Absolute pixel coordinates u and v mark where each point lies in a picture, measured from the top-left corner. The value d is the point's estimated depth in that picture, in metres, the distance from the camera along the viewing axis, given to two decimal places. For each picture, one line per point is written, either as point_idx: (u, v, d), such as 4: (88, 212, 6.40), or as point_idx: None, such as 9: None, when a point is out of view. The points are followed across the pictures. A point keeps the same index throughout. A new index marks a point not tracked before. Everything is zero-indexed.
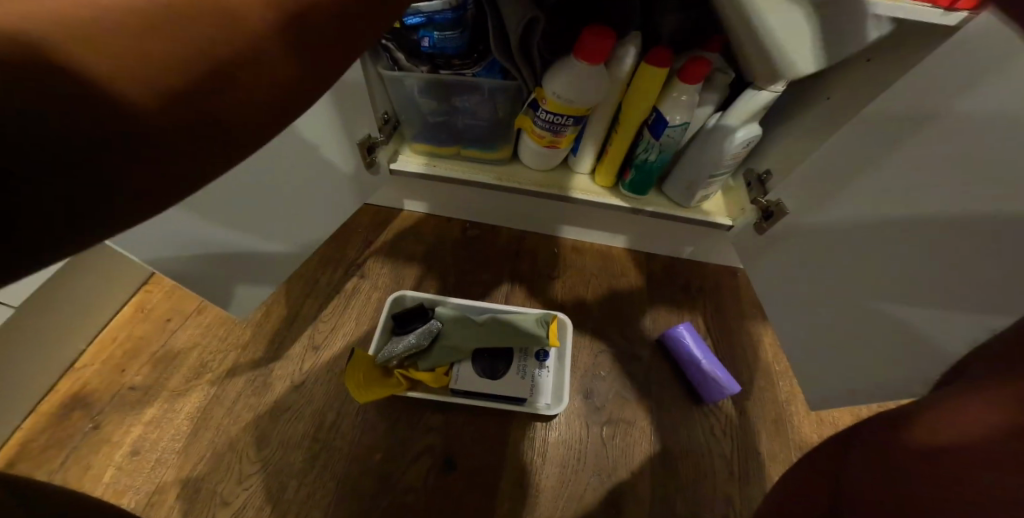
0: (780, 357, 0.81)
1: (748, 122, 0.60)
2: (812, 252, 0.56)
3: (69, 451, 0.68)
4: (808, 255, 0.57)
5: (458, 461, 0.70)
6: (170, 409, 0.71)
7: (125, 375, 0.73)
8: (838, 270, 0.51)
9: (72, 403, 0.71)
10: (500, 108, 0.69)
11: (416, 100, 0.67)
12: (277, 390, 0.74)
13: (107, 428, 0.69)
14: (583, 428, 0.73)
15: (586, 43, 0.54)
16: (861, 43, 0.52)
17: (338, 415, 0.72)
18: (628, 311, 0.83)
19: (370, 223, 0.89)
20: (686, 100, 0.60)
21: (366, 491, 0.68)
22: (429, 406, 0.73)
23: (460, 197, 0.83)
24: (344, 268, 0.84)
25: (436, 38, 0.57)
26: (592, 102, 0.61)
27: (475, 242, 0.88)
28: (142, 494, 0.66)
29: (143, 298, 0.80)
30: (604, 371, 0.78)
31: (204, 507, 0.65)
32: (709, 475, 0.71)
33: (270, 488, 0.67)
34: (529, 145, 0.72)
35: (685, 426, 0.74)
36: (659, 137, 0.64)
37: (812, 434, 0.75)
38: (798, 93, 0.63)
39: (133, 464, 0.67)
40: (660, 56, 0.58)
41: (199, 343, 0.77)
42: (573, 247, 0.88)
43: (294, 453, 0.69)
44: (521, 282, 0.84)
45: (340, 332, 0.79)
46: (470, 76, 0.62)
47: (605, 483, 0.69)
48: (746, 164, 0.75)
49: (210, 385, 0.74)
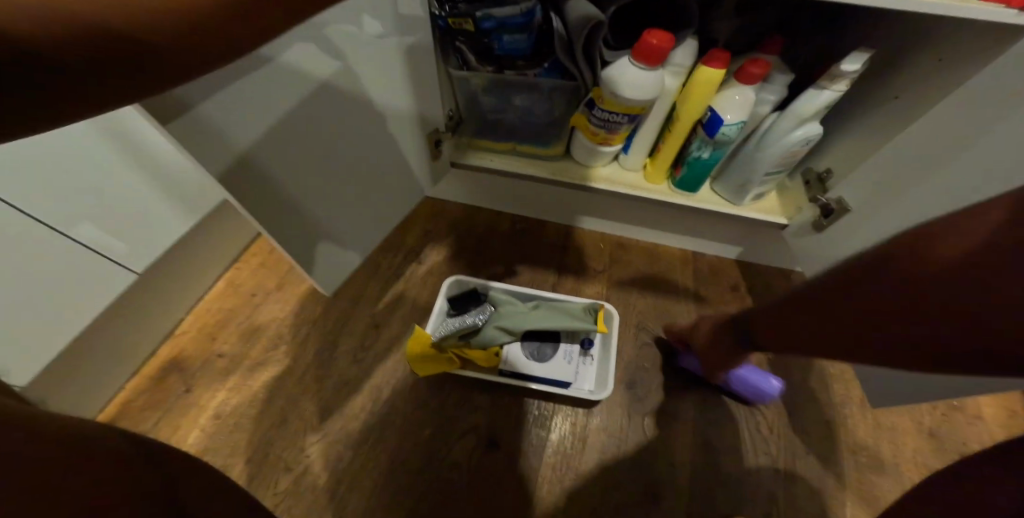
0: (835, 360, 0.80)
1: (807, 121, 0.61)
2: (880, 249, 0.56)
3: (165, 409, 0.77)
4: None
5: (504, 441, 0.74)
6: (249, 378, 0.80)
7: (214, 343, 0.83)
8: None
9: (169, 367, 0.80)
10: (556, 106, 0.73)
11: (479, 98, 0.73)
12: (341, 366, 0.81)
13: (197, 391, 0.78)
14: (624, 417, 0.75)
15: (646, 46, 0.56)
16: (931, 40, 0.52)
17: (396, 390, 0.78)
18: (673, 306, 0.84)
19: (429, 214, 0.95)
20: (741, 99, 0.62)
21: (415, 462, 0.73)
22: (477, 387, 0.78)
23: (514, 191, 0.88)
24: (404, 254, 0.91)
25: (504, 40, 0.62)
26: (650, 102, 0.63)
27: (525, 234, 0.92)
28: (221, 454, 0.74)
29: (233, 275, 0.89)
30: (648, 363, 0.79)
31: (272, 469, 0.72)
32: (750, 472, 0.72)
33: (329, 456, 0.73)
34: (582, 142, 0.75)
35: (729, 422, 0.75)
36: (714, 135, 0.65)
37: (865, 439, 0.74)
38: (865, 92, 0.63)
39: (216, 425, 0.76)
40: (718, 57, 0.60)
41: (278, 318, 0.85)
42: (620, 242, 0.91)
43: (354, 424, 0.76)
44: (567, 274, 0.87)
45: (399, 313, 0.85)
46: (531, 77, 0.66)
47: (643, 472, 0.72)
48: (803, 163, 0.75)
49: (285, 356, 0.81)
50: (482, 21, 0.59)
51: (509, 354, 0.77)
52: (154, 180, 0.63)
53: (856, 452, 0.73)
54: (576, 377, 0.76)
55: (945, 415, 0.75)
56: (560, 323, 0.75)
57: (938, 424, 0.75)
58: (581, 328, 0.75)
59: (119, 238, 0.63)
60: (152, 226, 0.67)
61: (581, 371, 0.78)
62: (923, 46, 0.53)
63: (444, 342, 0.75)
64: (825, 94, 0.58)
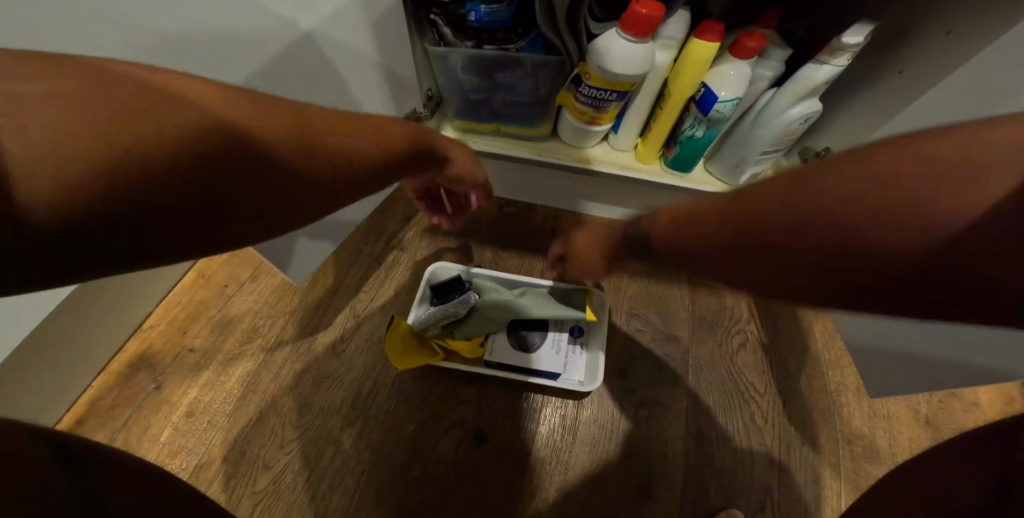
0: (831, 347, 0.78)
1: (807, 97, 0.59)
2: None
3: (133, 408, 0.73)
4: None
5: (490, 435, 0.71)
6: (223, 373, 0.76)
7: (185, 338, 0.78)
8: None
9: (137, 364, 0.76)
10: (542, 85, 0.68)
11: (461, 77, 0.69)
12: (319, 359, 0.77)
13: (167, 388, 0.74)
14: (615, 408, 0.72)
15: (633, 16, 0.54)
16: (941, 10, 0.50)
17: (376, 385, 0.75)
18: (665, 293, 0.82)
19: (411, 200, 0.91)
20: (736, 75, 0.59)
21: (397, 459, 0.70)
22: (463, 380, 0.75)
23: (500, 174, 0.84)
24: (384, 242, 0.87)
25: (483, 12, 0.58)
26: (639, 77, 0.60)
27: (511, 220, 0.89)
28: (193, 454, 0.70)
29: (204, 266, 0.85)
30: (640, 353, 0.77)
31: (247, 469, 0.69)
32: (746, 464, 0.69)
33: (307, 454, 0.70)
34: (569, 121, 0.72)
35: (724, 413, 0.73)
36: (707, 113, 0.62)
37: (862, 427, 0.72)
38: (870, 65, 0.60)
39: (188, 425, 0.72)
40: (712, 29, 0.57)
41: (252, 310, 0.81)
42: (610, 226, 0.88)
43: (333, 421, 0.72)
44: (556, 260, 0.84)
45: (379, 303, 0.81)
46: (513, 51, 0.63)
47: (636, 467, 0.69)
48: (802, 142, 0.73)
49: (260, 351, 0.77)
50: None
51: (495, 344, 0.74)
52: None
53: (852, 441, 0.71)
54: (566, 368, 0.73)
55: (942, 401, 0.74)
56: (547, 311, 0.73)
57: (935, 410, 0.73)
58: (570, 316, 0.73)
59: None
60: None
61: (570, 359, 0.74)
62: (932, 13, 0.51)
63: (426, 333, 0.72)
64: (825, 68, 0.55)
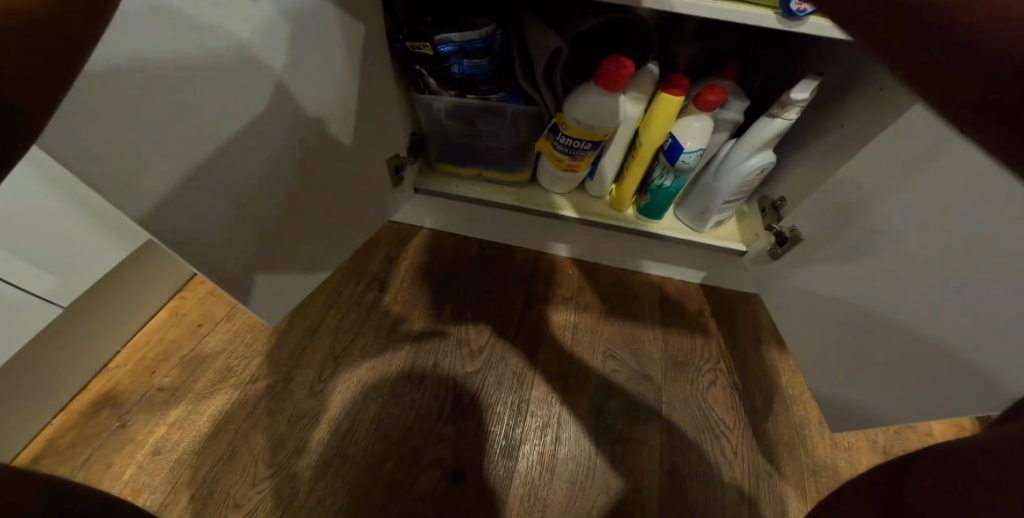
0: (795, 381, 0.82)
1: (762, 149, 0.64)
2: (830, 268, 0.59)
3: (94, 448, 0.70)
4: (838, 284, 0.58)
5: (468, 472, 0.71)
6: (193, 412, 0.74)
7: (155, 376, 0.77)
8: (863, 291, 0.54)
9: (102, 402, 0.74)
10: (522, 132, 0.72)
11: (443, 124, 0.72)
12: (296, 397, 0.76)
13: (132, 428, 0.72)
14: (592, 445, 0.74)
15: (607, 73, 0.57)
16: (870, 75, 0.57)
17: (353, 423, 0.74)
18: (638, 330, 0.85)
19: (392, 240, 0.94)
20: (699, 126, 0.63)
21: (374, 498, 0.69)
22: (442, 417, 0.75)
23: (481, 215, 0.88)
24: (366, 281, 0.89)
25: (465, 65, 0.60)
26: (613, 128, 0.64)
27: (491, 260, 0.93)
28: (157, 494, 0.67)
29: (177, 304, 0.84)
30: (616, 389, 0.79)
31: (215, 509, 0.66)
32: (718, 496, 0.71)
33: (281, 493, 0.68)
34: (548, 168, 0.75)
35: (696, 446, 0.75)
36: (674, 162, 0.66)
37: (825, 458, 0.75)
38: (816, 119, 0.67)
39: (153, 463, 0.69)
40: (678, 84, 0.61)
41: (226, 348, 0.80)
42: (587, 268, 0.93)
43: (308, 460, 0.71)
44: (535, 299, 0.88)
45: (358, 342, 0.82)
46: (494, 101, 0.65)
47: (613, 501, 0.70)
48: (759, 191, 0.79)
49: (233, 389, 0.76)
50: (441, 45, 0.58)
51: None
52: (101, 215, 0.60)
53: (817, 472, 0.74)
54: None
55: (898, 433, 0.78)
56: None
57: (892, 443, 0.78)
58: None
59: (49, 272, 0.58)
60: (87, 256, 0.62)
61: None
62: (866, 76, 0.57)
63: None
64: (778, 122, 0.60)
